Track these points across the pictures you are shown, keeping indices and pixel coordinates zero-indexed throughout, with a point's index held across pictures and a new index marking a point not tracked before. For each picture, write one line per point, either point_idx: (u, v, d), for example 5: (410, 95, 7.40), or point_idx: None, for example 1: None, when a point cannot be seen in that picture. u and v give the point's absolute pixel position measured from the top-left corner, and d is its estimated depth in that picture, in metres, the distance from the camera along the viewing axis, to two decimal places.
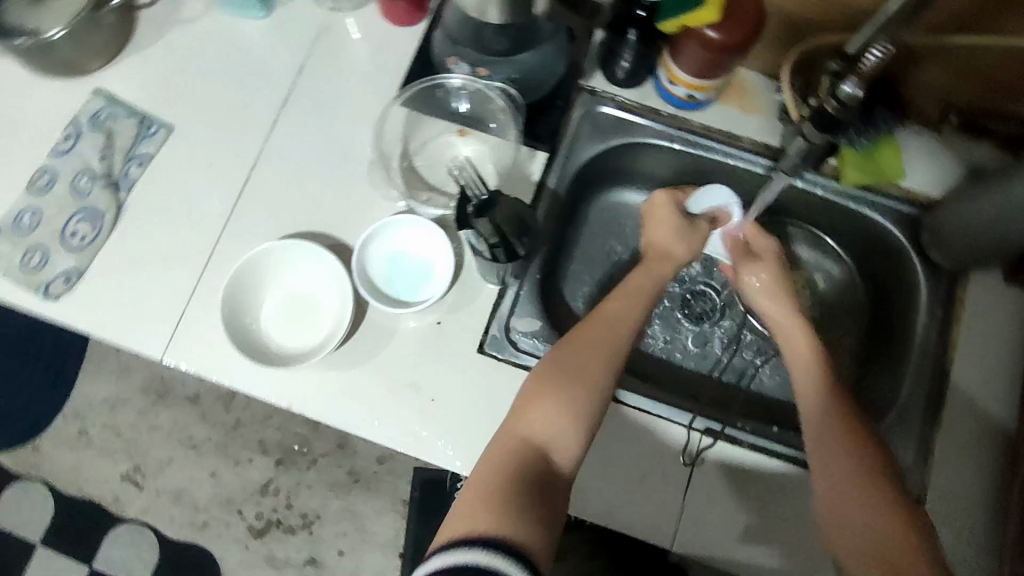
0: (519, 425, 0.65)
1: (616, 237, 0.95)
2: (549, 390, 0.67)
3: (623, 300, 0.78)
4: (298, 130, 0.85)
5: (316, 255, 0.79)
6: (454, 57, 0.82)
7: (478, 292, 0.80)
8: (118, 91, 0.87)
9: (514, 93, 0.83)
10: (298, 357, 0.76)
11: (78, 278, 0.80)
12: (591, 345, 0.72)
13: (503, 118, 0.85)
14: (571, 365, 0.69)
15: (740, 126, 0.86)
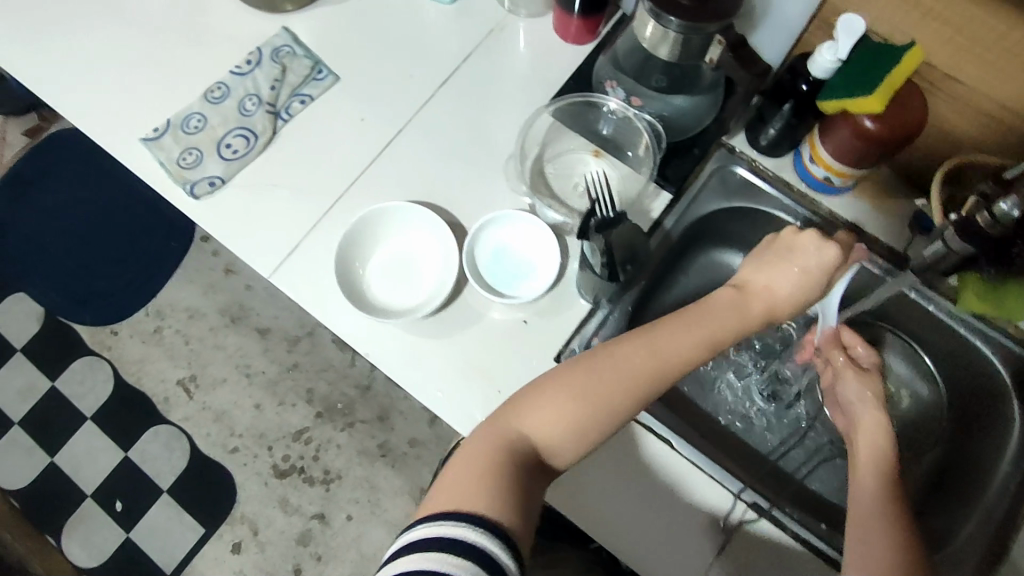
0: (523, 413, 0.65)
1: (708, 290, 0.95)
2: (562, 392, 0.65)
3: (680, 332, 0.69)
4: (448, 110, 0.91)
5: (434, 227, 0.84)
6: (612, 81, 0.85)
7: (570, 304, 0.82)
8: (303, 34, 0.95)
9: (659, 128, 0.85)
10: (390, 313, 0.80)
11: (220, 185, 0.87)
12: (618, 368, 0.66)
13: (642, 151, 0.88)
14: (587, 383, 0.65)
15: (867, 222, 0.86)
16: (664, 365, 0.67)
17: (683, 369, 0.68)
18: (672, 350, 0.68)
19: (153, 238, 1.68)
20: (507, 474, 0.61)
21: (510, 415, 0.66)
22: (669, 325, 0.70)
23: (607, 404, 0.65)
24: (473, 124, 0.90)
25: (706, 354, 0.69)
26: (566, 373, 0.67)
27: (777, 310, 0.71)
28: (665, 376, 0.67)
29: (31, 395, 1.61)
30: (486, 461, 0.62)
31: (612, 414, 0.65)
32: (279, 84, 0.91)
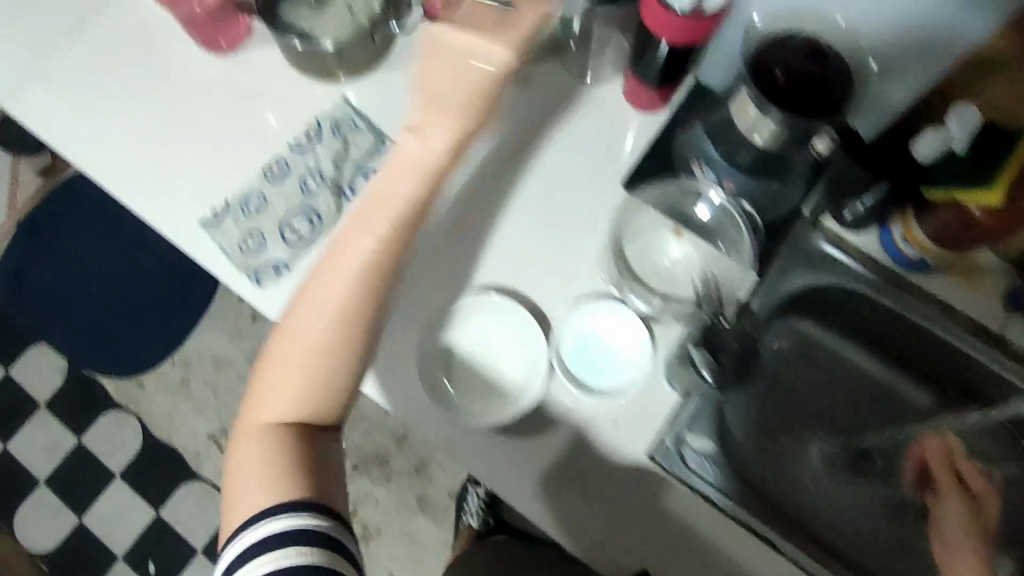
0: (261, 403, 0.57)
1: (785, 362, 0.94)
2: (282, 360, 0.56)
3: (397, 166, 0.61)
4: (520, 186, 0.87)
5: (518, 319, 0.81)
6: (699, 162, 0.81)
7: (655, 400, 0.80)
8: (362, 105, 0.90)
9: (750, 211, 0.81)
10: (476, 412, 0.79)
11: (286, 270, 0.84)
12: (363, 253, 0.57)
13: (732, 238, 0.83)
14: (353, 291, 0.56)
15: (956, 299, 0.84)
16: (391, 232, 0.58)
17: (355, 285, 0.56)
18: (380, 191, 0.60)
19: (166, 287, 1.55)
20: (294, 458, 0.55)
21: (281, 352, 0.56)
22: (360, 225, 0.58)
23: (358, 303, 0.56)
24: (546, 201, 0.86)
25: (427, 187, 0.60)
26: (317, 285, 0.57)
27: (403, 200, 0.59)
28: (391, 223, 0.58)
29: (58, 451, 1.57)
30: (313, 455, 0.56)
31: (360, 310, 0.56)
32: (343, 160, 0.87)
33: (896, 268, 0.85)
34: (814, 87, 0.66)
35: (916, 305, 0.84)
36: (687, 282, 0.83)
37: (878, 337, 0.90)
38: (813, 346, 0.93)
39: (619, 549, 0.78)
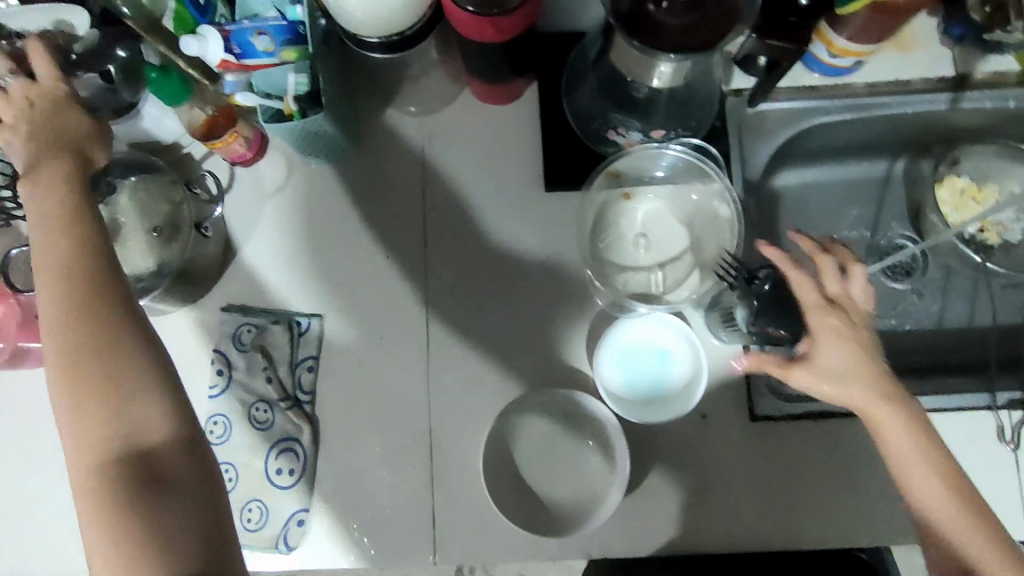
0: (87, 461, 0.49)
1: (779, 217, 0.87)
2: (82, 368, 0.50)
3: (46, 238, 0.53)
4: (456, 262, 0.76)
5: (566, 397, 0.71)
6: (616, 129, 0.71)
7: (721, 363, 0.73)
8: (245, 298, 0.76)
9: (690, 138, 0.72)
10: (576, 514, 0.69)
11: (309, 516, 0.72)
12: (84, 330, 0.50)
13: (677, 168, 0.75)
14: (91, 359, 0.50)
15: (908, 70, 0.77)
16: (87, 297, 0.51)
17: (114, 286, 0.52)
18: (56, 261, 0.52)
19: None
20: (115, 509, 0.47)
21: (85, 434, 0.50)
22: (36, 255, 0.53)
23: (71, 333, 0.50)
24: (491, 257, 0.76)
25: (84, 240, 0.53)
26: (66, 381, 0.50)
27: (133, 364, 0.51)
28: (89, 289, 0.52)
29: None
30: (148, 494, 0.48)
31: (135, 387, 0.50)
32: (273, 370, 0.74)
33: (834, 82, 0.77)
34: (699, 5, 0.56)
35: (874, 99, 0.78)
36: (677, 239, 0.74)
37: (850, 147, 0.85)
38: (797, 194, 0.88)
39: (795, 520, 0.70)
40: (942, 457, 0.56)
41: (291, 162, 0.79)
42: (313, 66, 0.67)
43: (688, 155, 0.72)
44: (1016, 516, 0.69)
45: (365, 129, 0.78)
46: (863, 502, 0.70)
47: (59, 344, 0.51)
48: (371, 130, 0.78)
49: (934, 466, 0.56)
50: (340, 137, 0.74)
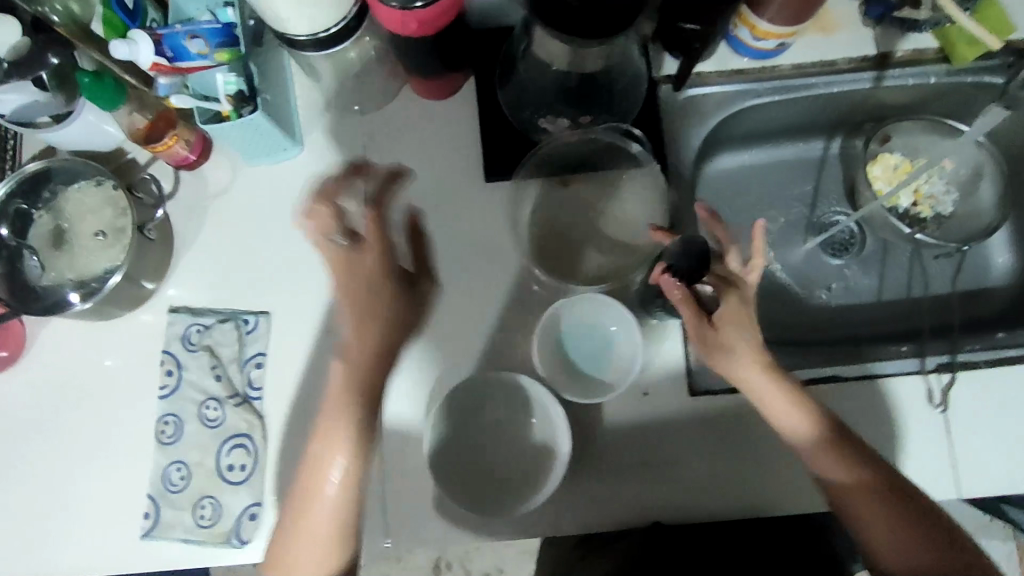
0: (312, 481, 0.66)
1: (718, 200, 0.89)
2: (347, 371, 0.65)
3: (323, 377, 0.66)
4: (399, 254, 0.77)
5: (515, 378, 0.72)
6: (547, 117, 0.73)
7: (660, 341, 0.74)
8: (193, 298, 0.78)
9: (617, 124, 0.74)
10: (521, 494, 0.71)
11: (261, 510, 0.73)
12: (315, 479, 0.66)
13: (607, 155, 0.77)
14: (315, 501, 0.66)
15: (833, 49, 0.80)
16: (321, 501, 0.66)
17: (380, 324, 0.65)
18: (318, 445, 0.66)
19: None
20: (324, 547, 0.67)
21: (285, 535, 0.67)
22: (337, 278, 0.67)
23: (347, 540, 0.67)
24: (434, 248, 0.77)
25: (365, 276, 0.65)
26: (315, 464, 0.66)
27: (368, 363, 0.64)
28: (328, 502, 0.66)
29: None
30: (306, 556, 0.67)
31: (340, 457, 0.66)
32: (221, 368, 0.75)
33: (762, 65, 0.80)
34: None
35: (801, 78, 0.80)
36: (613, 221, 0.78)
37: (784, 128, 0.87)
38: (736, 176, 0.90)
39: (734, 488, 0.72)
40: (847, 438, 0.65)
41: (236, 164, 0.80)
42: (248, 68, 0.68)
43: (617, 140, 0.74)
44: (949, 476, 0.71)
45: (306, 127, 0.80)
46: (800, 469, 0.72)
47: (303, 476, 0.66)
48: (312, 128, 0.80)
49: (843, 449, 0.64)
50: (279, 135, 0.75)
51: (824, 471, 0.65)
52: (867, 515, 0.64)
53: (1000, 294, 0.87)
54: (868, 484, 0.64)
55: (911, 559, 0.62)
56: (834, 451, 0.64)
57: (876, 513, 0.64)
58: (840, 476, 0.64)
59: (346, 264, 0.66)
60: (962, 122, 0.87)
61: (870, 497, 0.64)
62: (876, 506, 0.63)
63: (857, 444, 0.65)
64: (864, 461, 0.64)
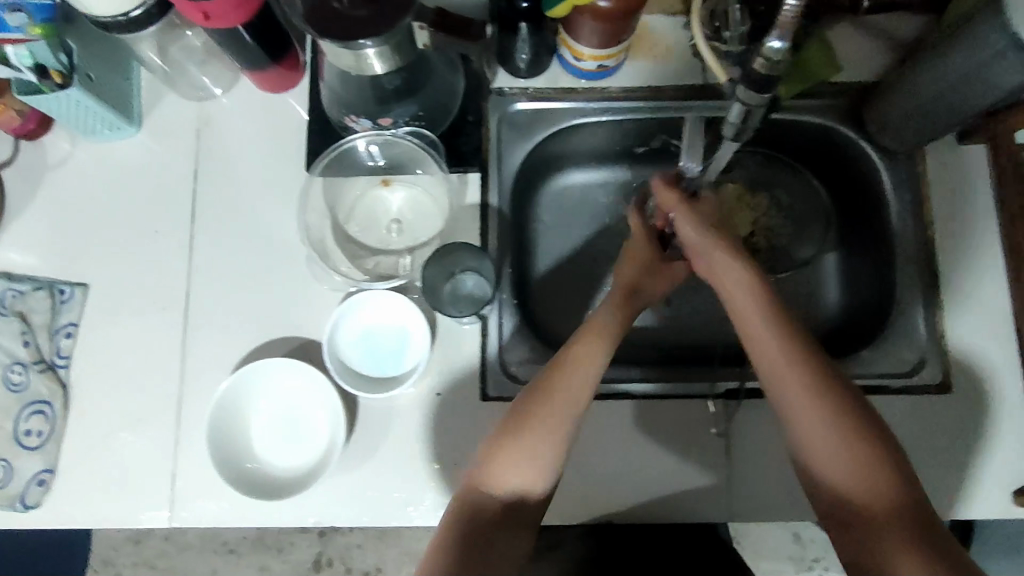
0: (497, 469, 0.63)
1: (554, 214, 0.91)
2: (563, 408, 0.64)
3: (585, 352, 0.66)
4: (220, 239, 0.79)
5: (301, 368, 0.73)
6: (351, 116, 0.76)
7: (460, 343, 0.77)
8: (15, 264, 0.79)
9: (424, 131, 0.78)
10: (296, 481, 0.73)
11: (52, 477, 0.75)
12: (558, 399, 0.64)
13: (422, 159, 0.79)
14: (511, 465, 0.63)
15: (660, 76, 0.82)
16: (561, 418, 0.63)
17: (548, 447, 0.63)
18: (573, 378, 0.65)
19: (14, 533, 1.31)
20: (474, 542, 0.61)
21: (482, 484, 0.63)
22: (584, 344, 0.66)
23: (539, 485, 0.63)
24: (254, 235, 0.79)
25: (572, 400, 0.64)
26: (503, 430, 0.64)
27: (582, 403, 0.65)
28: (564, 423, 0.64)
29: None
30: (486, 531, 0.61)
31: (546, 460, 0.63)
32: (31, 335, 0.77)
33: (594, 85, 0.83)
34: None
35: (630, 103, 0.83)
36: (426, 225, 0.80)
37: (622, 149, 0.90)
38: (576, 193, 0.92)
39: None
40: (797, 345, 0.62)
41: (72, 137, 0.82)
42: (66, 44, 0.70)
43: (419, 145, 0.78)
44: (721, 493, 0.76)
45: (146, 109, 0.82)
46: (583, 478, 0.76)
47: (536, 395, 0.64)
48: (152, 110, 0.82)
49: (786, 353, 0.62)
50: (108, 115, 0.77)
51: (771, 379, 0.63)
52: (823, 437, 0.60)
53: (821, 331, 0.87)
54: (818, 399, 0.60)
55: (860, 482, 0.58)
56: (780, 356, 0.62)
57: (825, 437, 0.60)
58: (787, 388, 0.62)
59: (636, 277, 0.72)
60: (798, 163, 0.92)
61: (839, 409, 0.60)
62: (835, 419, 0.60)
63: (820, 356, 0.63)
64: (818, 369, 0.61)
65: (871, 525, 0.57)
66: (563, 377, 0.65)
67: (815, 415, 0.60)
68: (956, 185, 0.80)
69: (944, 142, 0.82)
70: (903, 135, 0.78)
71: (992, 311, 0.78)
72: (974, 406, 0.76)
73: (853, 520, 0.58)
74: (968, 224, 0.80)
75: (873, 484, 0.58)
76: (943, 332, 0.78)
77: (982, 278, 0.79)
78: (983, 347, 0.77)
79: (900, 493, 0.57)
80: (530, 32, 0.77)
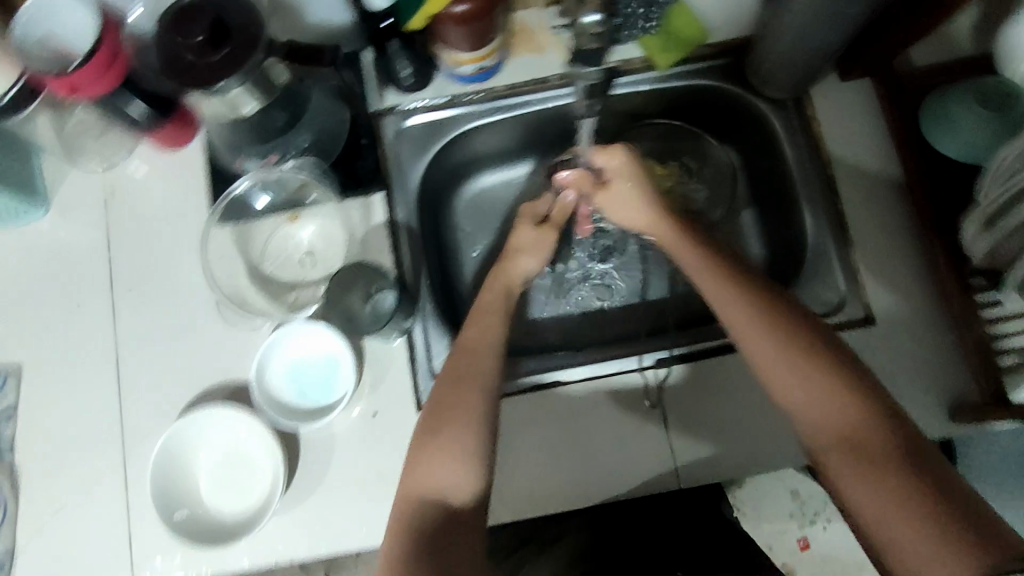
0: (420, 467, 0.61)
1: (469, 219, 0.94)
2: (468, 386, 0.64)
3: (483, 323, 0.70)
4: (141, 300, 0.81)
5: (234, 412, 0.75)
6: (240, 155, 0.78)
7: (387, 360, 0.79)
8: None
9: (314, 160, 0.80)
10: (245, 525, 0.73)
11: (10, 560, 0.75)
12: (475, 370, 0.66)
13: (317, 189, 0.81)
14: (437, 441, 0.62)
15: (542, 68, 0.84)
16: (480, 380, 0.65)
17: (478, 422, 0.63)
18: (478, 346, 0.68)
19: None
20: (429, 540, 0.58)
21: (415, 472, 0.61)
22: (467, 327, 0.70)
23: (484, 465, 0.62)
24: (173, 289, 0.81)
25: (488, 374, 0.66)
26: (431, 408, 0.64)
27: (487, 381, 0.65)
28: (485, 380, 0.65)
29: None
30: (431, 527, 0.59)
31: (462, 438, 0.62)
32: None
33: (479, 87, 0.84)
34: (223, 36, 0.63)
35: (517, 98, 0.85)
36: (336, 253, 0.82)
37: (524, 145, 0.92)
38: (490, 195, 0.94)
39: None
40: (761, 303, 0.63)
41: None
42: None
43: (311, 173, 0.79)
44: (666, 465, 0.75)
45: (52, 187, 0.84)
46: (526, 475, 0.76)
47: (455, 361, 0.67)
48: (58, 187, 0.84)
49: (748, 313, 0.63)
50: (9, 198, 0.79)
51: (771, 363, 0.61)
52: (810, 400, 0.58)
53: None
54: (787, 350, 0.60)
55: (841, 428, 0.57)
56: (747, 315, 0.63)
57: (830, 418, 0.58)
58: (756, 344, 0.62)
59: (530, 239, 0.79)
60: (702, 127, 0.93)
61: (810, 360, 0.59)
62: (807, 369, 0.59)
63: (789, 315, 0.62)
64: (789, 332, 0.61)
65: (866, 491, 0.54)
66: (462, 358, 0.67)
67: (788, 371, 0.60)
68: (845, 123, 0.81)
69: (827, 83, 0.83)
70: (785, 83, 0.79)
71: (904, 236, 0.78)
72: (900, 334, 0.76)
73: (850, 481, 0.55)
74: (862, 157, 0.80)
75: (850, 431, 0.56)
76: (859, 268, 0.78)
77: (888, 206, 0.79)
78: (899, 274, 0.77)
79: (887, 443, 0.55)
80: (401, 48, 0.79)
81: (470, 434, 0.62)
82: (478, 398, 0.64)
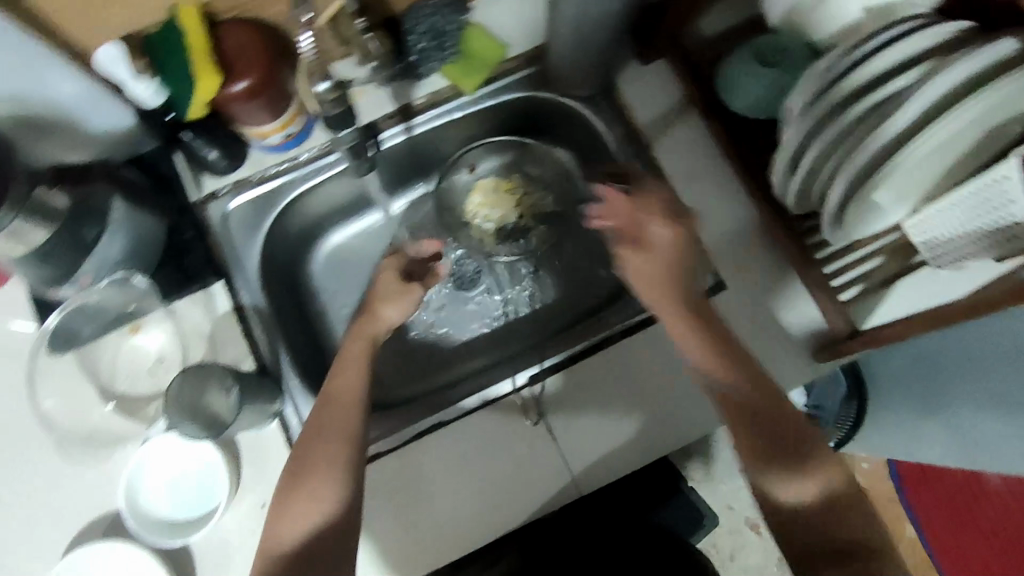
0: (276, 521, 0.60)
1: (329, 281, 0.92)
2: (329, 438, 0.63)
3: (347, 370, 0.68)
4: None
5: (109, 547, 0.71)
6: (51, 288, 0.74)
7: (264, 449, 0.76)
8: None
9: (127, 272, 0.77)
10: None
11: None
12: (335, 418, 0.64)
13: (144, 297, 0.78)
14: (295, 495, 0.61)
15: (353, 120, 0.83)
16: (342, 430, 0.64)
17: (336, 474, 0.61)
18: (342, 392, 0.66)
19: None
20: None
21: (271, 527, 0.60)
22: (333, 374, 0.69)
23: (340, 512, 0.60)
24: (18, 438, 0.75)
25: (351, 422, 0.64)
26: (292, 463, 0.63)
27: (349, 428, 0.64)
28: (345, 428, 0.64)
29: None
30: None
31: (319, 488, 0.61)
32: None
33: (294, 153, 0.83)
34: None
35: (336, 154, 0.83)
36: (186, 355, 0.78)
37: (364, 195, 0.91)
38: (344, 252, 0.93)
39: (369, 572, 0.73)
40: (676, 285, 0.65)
41: None
42: None
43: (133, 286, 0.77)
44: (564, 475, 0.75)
45: None
46: (429, 524, 0.74)
47: (318, 416, 0.65)
48: None
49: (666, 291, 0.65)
50: None
51: (774, 430, 0.58)
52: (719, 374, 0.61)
53: (609, 278, 0.90)
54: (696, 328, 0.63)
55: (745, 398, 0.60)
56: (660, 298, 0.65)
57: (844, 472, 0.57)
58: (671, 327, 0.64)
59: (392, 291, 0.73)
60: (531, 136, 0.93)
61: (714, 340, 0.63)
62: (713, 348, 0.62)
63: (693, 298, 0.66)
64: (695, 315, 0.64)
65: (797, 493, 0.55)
66: (324, 409, 0.65)
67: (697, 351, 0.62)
68: (654, 105, 0.83)
69: (629, 70, 0.84)
70: (583, 81, 0.81)
71: (733, 200, 0.80)
72: (751, 293, 0.78)
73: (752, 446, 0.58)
74: (677, 133, 0.83)
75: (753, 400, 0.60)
76: (700, 240, 0.80)
77: (713, 174, 0.81)
78: (738, 236, 0.79)
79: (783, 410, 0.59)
80: (198, 135, 0.77)
81: (326, 484, 0.61)
82: (338, 447, 0.62)
